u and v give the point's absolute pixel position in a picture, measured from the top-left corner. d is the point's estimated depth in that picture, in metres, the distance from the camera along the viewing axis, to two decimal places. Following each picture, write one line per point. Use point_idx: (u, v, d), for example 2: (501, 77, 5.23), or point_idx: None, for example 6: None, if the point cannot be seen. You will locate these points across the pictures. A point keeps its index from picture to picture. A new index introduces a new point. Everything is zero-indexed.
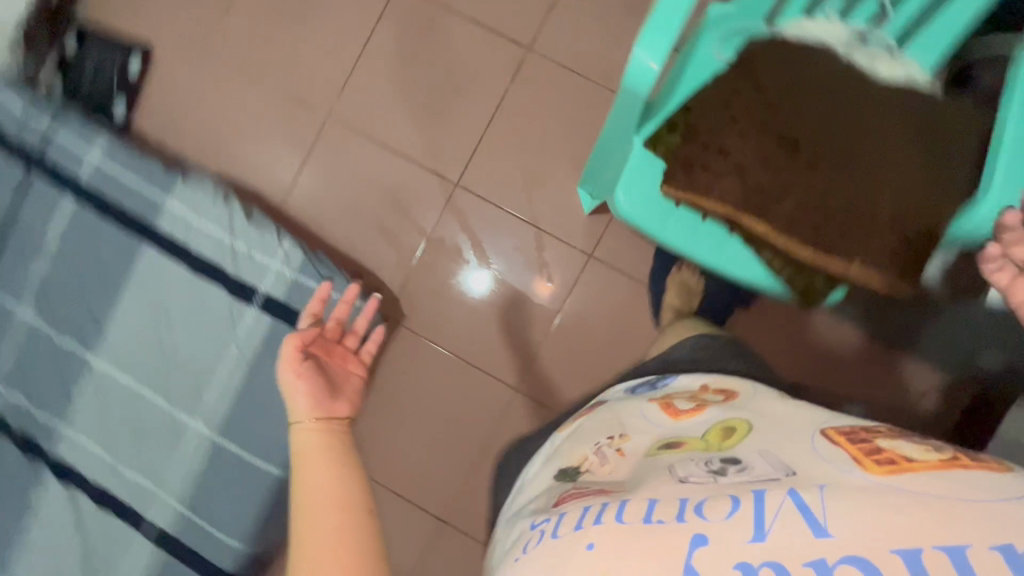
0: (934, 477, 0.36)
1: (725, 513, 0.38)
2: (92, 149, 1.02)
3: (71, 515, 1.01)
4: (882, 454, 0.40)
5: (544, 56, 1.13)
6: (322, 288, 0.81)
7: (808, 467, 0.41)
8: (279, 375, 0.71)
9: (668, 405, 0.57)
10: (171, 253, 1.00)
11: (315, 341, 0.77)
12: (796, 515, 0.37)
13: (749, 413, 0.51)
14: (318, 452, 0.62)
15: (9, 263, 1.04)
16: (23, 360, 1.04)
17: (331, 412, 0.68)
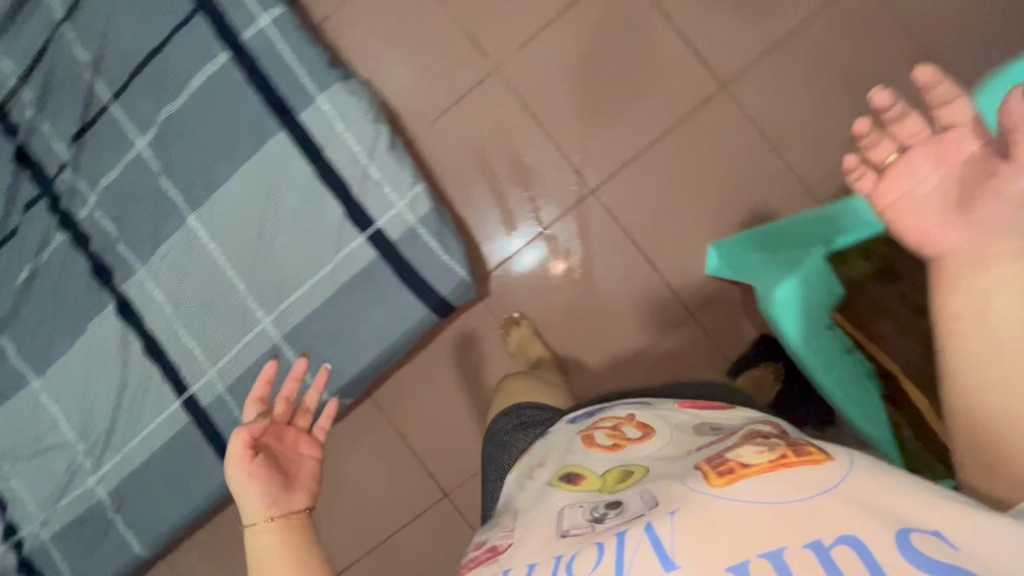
0: (767, 484, 0.43)
1: (592, 562, 0.43)
2: (266, 12, 0.96)
3: (118, 353, 1.02)
4: (726, 465, 0.47)
5: (734, 100, 1.06)
6: (271, 367, 0.71)
7: (667, 495, 0.46)
8: (229, 473, 0.65)
9: (588, 437, 0.61)
10: (302, 149, 0.95)
11: (266, 431, 0.69)
12: (649, 548, 0.42)
13: (656, 459, 0.54)
14: (276, 549, 0.61)
15: (137, 85, 0.99)
16: (118, 186, 1.01)
17: (288, 507, 0.65)
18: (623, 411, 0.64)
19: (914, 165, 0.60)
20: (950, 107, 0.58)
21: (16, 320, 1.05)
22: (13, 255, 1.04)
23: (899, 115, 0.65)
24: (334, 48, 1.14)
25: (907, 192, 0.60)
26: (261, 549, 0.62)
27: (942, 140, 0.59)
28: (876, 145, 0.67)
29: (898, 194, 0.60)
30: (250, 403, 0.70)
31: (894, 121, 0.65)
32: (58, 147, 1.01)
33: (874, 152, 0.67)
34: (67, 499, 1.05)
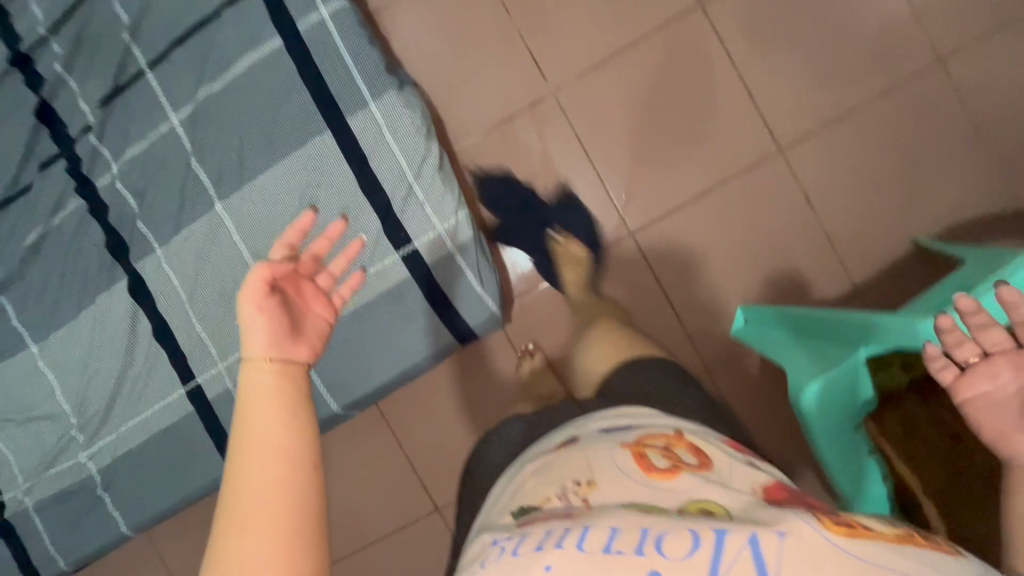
0: (895, 552, 0.38)
1: (684, 551, 0.38)
2: (325, 3, 0.90)
3: (126, 332, 0.99)
4: (844, 521, 0.41)
5: (788, 166, 1.05)
6: (307, 218, 0.57)
7: (772, 517, 0.41)
8: (237, 305, 0.51)
9: (641, 455, 0.51)
10: (346, 154, 0.91)
11: (286, 277, 0.55)
12: (751, 562, 0.37)
13: (725, 492, 0.46)
14: (271, 397, 0.48)
15: (177, 57, 0.93)
16: (145, 159, 0.96)
17: (290, 353, 0.51)
18: (668, 425, 0.56)
19: (994, 370, 0.57)
20: (992, 334, 0.59)
21: (20, 281, 1.00)
22: (24, 214, 0.99)
23: (987, 325, 0.59)
24: (387, 43, 1.09)
25: (984, 392, 0.57)
26: (256, 392, 0.48)
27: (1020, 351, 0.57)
28: (960, 342, 0.61)
29: (971, 396, 0.58)
30: (278, 246, 0.56)
31: (978, 329, 0.60)
32: (83, 108, 0.95)
33: (957, 349, 0.61)
34: (55, 470, 1.02)
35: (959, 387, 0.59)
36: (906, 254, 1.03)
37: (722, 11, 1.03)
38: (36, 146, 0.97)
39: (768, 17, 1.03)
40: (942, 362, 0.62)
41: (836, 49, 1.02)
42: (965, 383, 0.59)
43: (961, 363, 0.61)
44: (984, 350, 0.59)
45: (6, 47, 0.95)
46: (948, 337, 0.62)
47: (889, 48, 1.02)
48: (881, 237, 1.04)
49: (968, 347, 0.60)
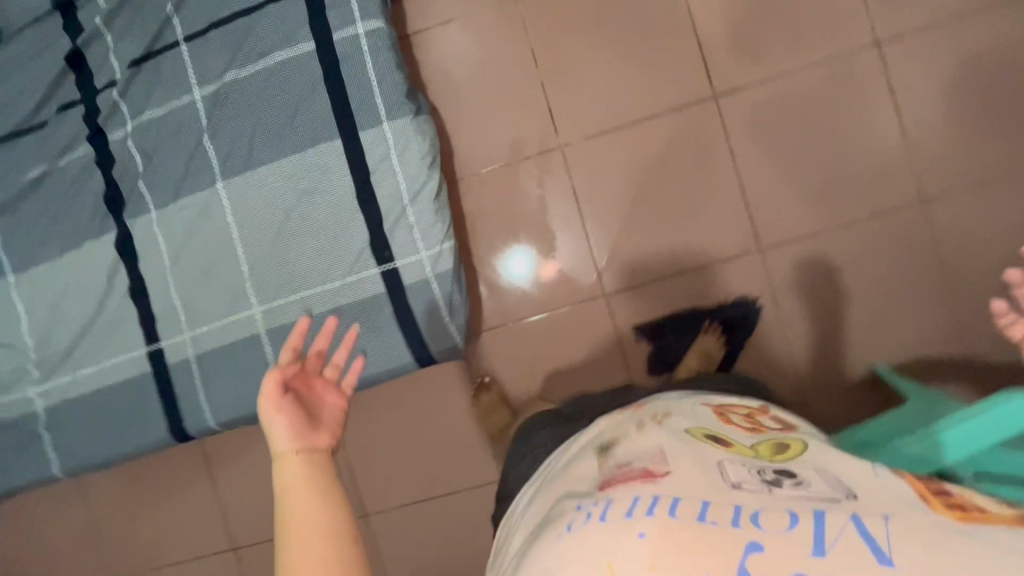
0: (1000, 525, 0.41)
1: (784, 525, 0.40)
2: (364, 20, 0.94)
3: (104, 282, 1.01)
4: (943, 500, 0.45)
5: (765, 266, 1.10)
6: (304, 321, 0.67)
7: (872, 500, 0.44)
8: (259, 412, 0.63)
9: (723, 414, 0.62)
10: (351, 165, 0.95)
11: (296, 374, 0.67)
12: (858, 538, 0.39)
13: (815, 448, 0.53)
14: (303, 488, 0.58)
15: (213, 38, 0.97)
16: (160, 125, 0.99)
17: (312, 442, 0.62)
18: (749, 400, 0.67)
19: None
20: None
21: (13, 211, 1.03)
22: (31, 149, 1.01)
23: None
24: (416, 65, 1.13)
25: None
26: (289, 484, 0.59)
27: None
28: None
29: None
30: (284, 350, 0.67)
31: None
32: (113, 63, 0.99)
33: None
34: (3, 398, 1.04)
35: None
36: (856, 374, 1.09)
37: (735, 108, 1.09)
38: (60, 88, 1.01)
39: (775, 123, 1.08)
40: (1010, 318, 0.67)
41: (832, 168, 1.08)
42: None
43: None
44: None
45: None
46: (1022, 288, 0.67)
47: (880, 179, 1.08)
48: (837, 353, 1.09)
49: None
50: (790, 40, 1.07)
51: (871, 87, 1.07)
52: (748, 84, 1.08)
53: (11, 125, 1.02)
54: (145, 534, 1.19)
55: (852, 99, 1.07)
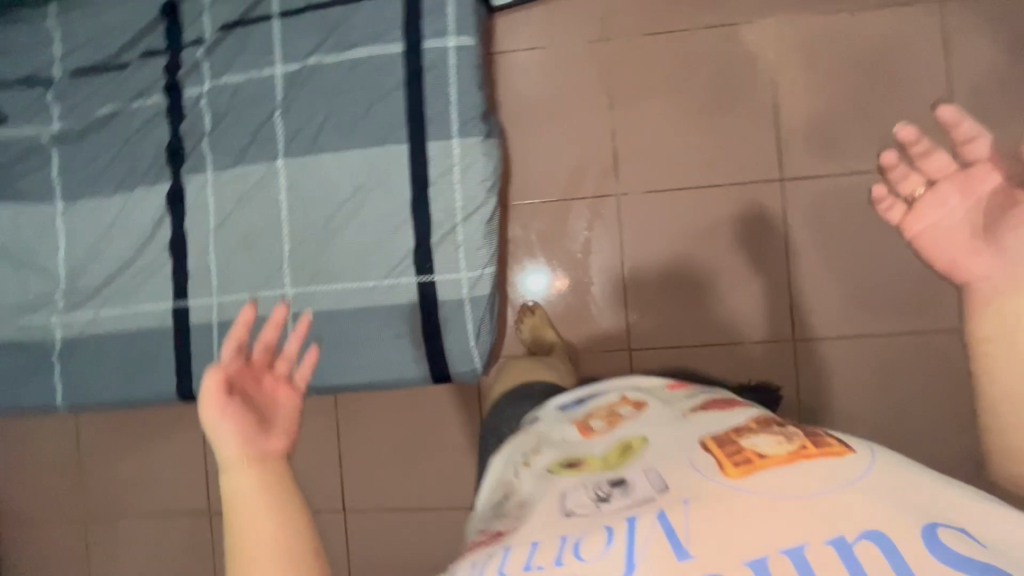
0: (786, 474, 0.39)
1: (598, 548, 0.38)
2: (456, 34, 0.94)
3: (147, 230, 1.02)
4: (740, 452, 0.42)
5: (793, 357, 1.08)
6: (249, 312, 0.57)
7: (680, 483, 0.41)
8: (200, 420, 0.55)
9: (583, 426, 0.54)
10: (413, 172, 0.95)
11: (241, 371, 0.58)
12: (663, 538, 0.37)
13: (649, 427, 0.49)
14: (257, 505, 0.52)
15: (306, 18, 0.98)
16: (235, 91, 1.00)
17: (262, 451, 0.55)
18: (615, 392, 0.59)
19: (942, 196, 0.53)
20: (935, 161, 0.55)
21: (76, 142, 1.04)
22: (108, 88, 1.03)
23: (928, 152, 0.55)
24: (495, 83, 1.14)
25: (932, 220, 0.53)
26: (240, 504, 0.52)
27: (966, 175, 0.53)
28: (902, 176, 0.56)
29: (926, 224, 0.53)
30: (227, 343, 0.58)
31: (922, 156, 0.55)
32: (205, 23, 1.00)
33: (900, 184, 0.56)
34: (25, 320, 1.05)
35: (908, 223, 0.54)
36: None
37: (797, 194, 1.08)
38: (150, 34, 1.02)
39: (833, 218, 1.07)
40: (887, 201, 0.56)
41: (881, 274, 1.06)
42: (919, 216, 0.54)
43: (908, 198, 0.56)
44: (928, 178, 0.55)
45: None
46: (894, 173, 0.57)
47: (925, 296, 1.06)
48: None
49: (911, 179, 0.56)
50: (867, 140, 1.06)
51: None
52: (817, 174, 1.07)
53: (94, 59, 1.03)
54: (129, 476, 1.20)
55: None
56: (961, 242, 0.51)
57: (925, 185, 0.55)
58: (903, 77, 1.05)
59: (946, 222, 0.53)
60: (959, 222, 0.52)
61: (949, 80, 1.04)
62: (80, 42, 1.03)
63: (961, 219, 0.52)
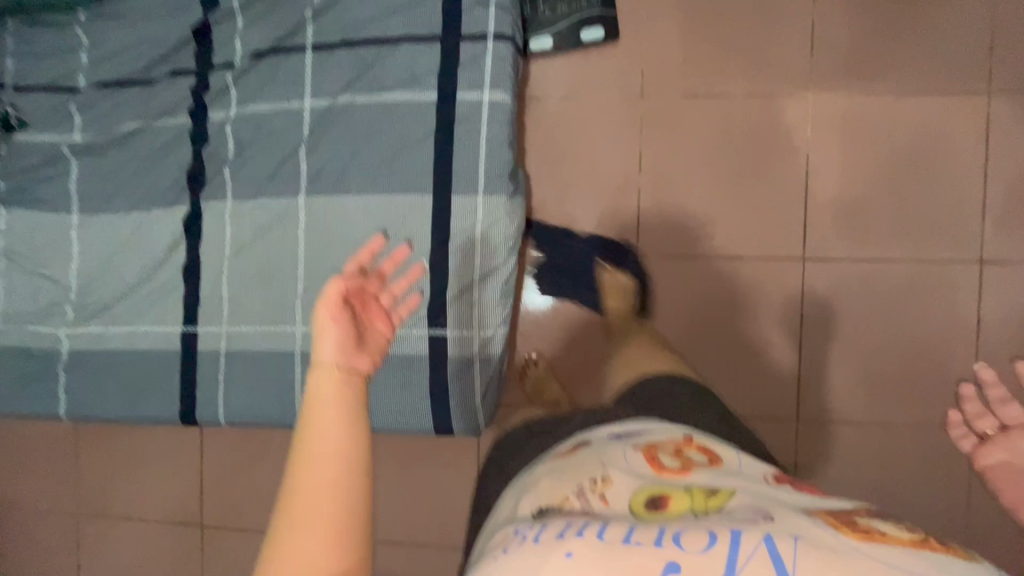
0: (906, 554, 0.38)
1: (702, 545, 0.38)
2: (492, 89, 0.92)
3: (162, 250, 1.02)
4: (856, 524, 0.42)
5: (793, 437, 1.09)
6: (377, 241, 0.60)
7: (790, 521, 0.41)
8: (313, 316, 0.56)
9: (652, 456, 0.52)
10: (433, 224, 0.94)
11: (355, 288, 0.59)
12: (768, 560, 0.37)
13: (738, 479, 0.49)
14: (332, 402, 0.51)
15: (339, 54, 0.95)
16: (262, 121, 0.98)
17: (353, 362, 0.54)
18: (674, 431, 0.57)
19: (1008, 440, 0.58)
20: (1009, 409, 0.62)
21: (96, 154, 1.03)
22: (132, 102, 1.01)
23: (1003, 399, 0.62)
24: (524, 129, 1.12)
25: (996, 459, 0.57)
26: (316, 394, 0.52)
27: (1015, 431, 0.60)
28: (977, 413, 0.64)
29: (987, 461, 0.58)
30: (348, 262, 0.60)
31: (998, 402, 0.63)
32: (236, 47, 0.98)
33: (976, 419, 0.64)
34: (32, 327, 1.05)
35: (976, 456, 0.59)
36: None
37: (818, 275, 1.07)
38: (179, 52, 1.00)
39: (850, 304, 1.06)
40: (963, 432, 0.65)
41: (892, 364, 1.06)
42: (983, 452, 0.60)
43: (980, 433, 0.63)
44: (1001, 422, 0.62)
45: None
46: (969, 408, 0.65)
47: (934, 393, 1.05)
48: None
49: (986, 419, 0.63)
50: (895, 228, 1.04)
51: (960, 300, 1.04)
52: (840, 257, 1.06)
53: (120, 73, 1.01)
54: (125, 482, 1.21)
55: (937, 305, 1.04)
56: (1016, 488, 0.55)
57: (996, 427, 0.62)
58: (940, 170, 1.03)
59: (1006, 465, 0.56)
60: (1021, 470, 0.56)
61: (986, 179, 1.02)
62: (108, 53, 1.01)
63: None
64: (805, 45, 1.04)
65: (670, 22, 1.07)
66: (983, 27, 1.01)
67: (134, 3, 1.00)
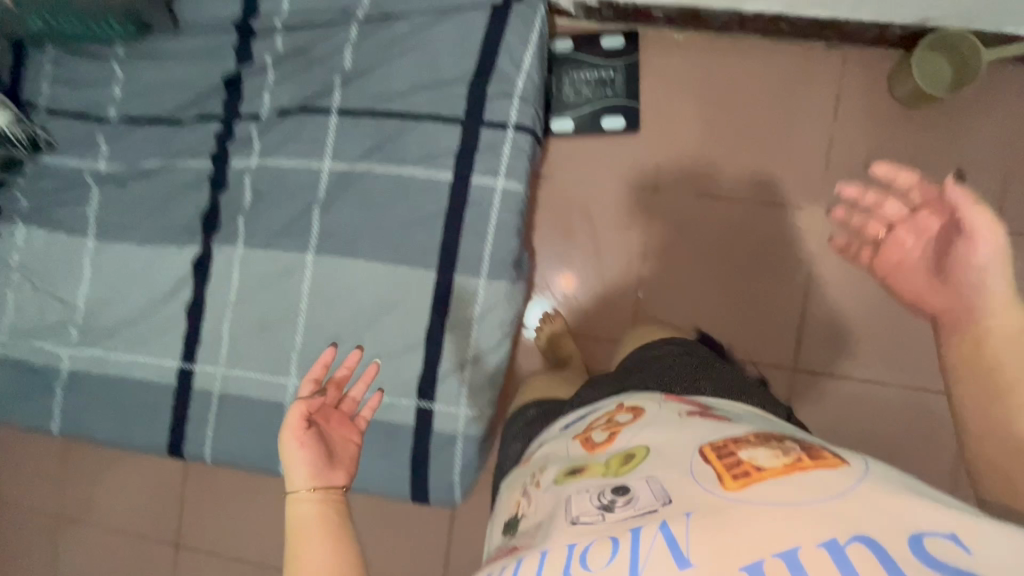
0: (780, 485, 0.44)
1: (606, 557, 0.43)
2: (506, 178, 0.94)
3: (169, 286, 1.04)
4: (740, 464, 0.47)
5: None
6: (330, 354, 0.67)
7: (683, 495, 0.46)
8: (280, 442, 0.63)
9: (586, 438, 0.58)
10: (432, 300, 0.96)
11: (318, 409, 0.66)
12: (666, 548, 0.42)
13: (648, 433, 0.54)
14: (313, 528, 0.59)
15: (362, 123, 0.98)
16: (281, 175, 1.01)
17: (329, 480, 0.63)
18: (611, 403, 0.63)
19: (901, 239, 0.64)
20: (889, 207, 0.65)
21: (116, 185, 1.05)
22: (158, 140, 1.04)
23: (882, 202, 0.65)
24: (535, 205, 1.13)
25: (898, 259, 0.64)
26: (298, 520, 0.60)
27: (914, 220, 0.63)
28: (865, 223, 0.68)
29: (888, 267, 0.65)
30: (305, 382, 0.67)
31: (878, 205, 0.65)
32: (264, 100, 1.00)
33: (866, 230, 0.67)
34: (35, 343, 1.08)
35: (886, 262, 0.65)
36: None
37: (806, 388, 1.07)
38: (209, 99, 1.03)
39: (836, 422, 1.06)
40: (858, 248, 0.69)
41: None
42: (885, 257, 0.65)
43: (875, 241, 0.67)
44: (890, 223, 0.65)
45: (242, 12, 1.00)
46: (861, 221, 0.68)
47: None
48: None
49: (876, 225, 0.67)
50: (886, 353, 1.06)
51: (943, 435, 1.04)
52: (830, 372, 1.07)
53: (150, 111, 1.04)
54: (108, 492, 1.25)
55: (922, 432, 1.05)
56: (919, 275, 0.62)
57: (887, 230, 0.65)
58: None
59: (905, 263, 0.64)
60: (909, 264, 0.63)
61: None
62: (140, 91, 1.04)
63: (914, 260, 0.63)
64: (819, 160, 1.07)
65: (688, 120, 1.09)
66: (997, 168, 1.02)
67: (172, 45, 1.02)
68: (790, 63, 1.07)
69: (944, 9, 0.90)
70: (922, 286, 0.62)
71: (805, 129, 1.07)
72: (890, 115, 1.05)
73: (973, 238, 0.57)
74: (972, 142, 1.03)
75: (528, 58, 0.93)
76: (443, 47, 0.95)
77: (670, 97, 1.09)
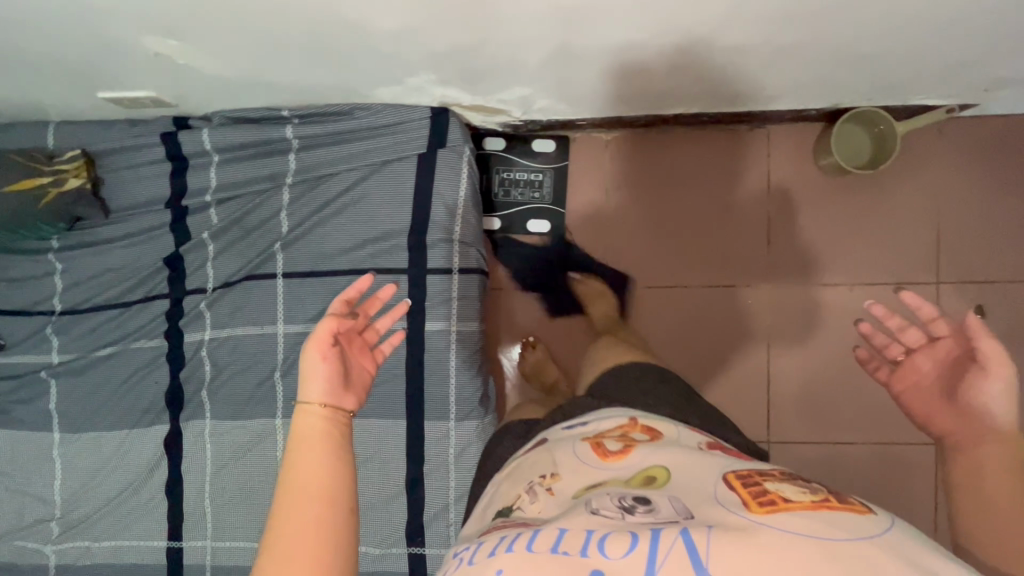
0: (808, 522, 0.40)
1: (624, 548, 0.39)
2: (459, 321, 0.97)
3: (143, 468, 1.03)
4: (766, 495, 0.44)
5: None
6: (364, 283, 0.60)
7: (706, 513, 0.43)
8: (301, 354, 0.57)
9: (598, 445, 0.54)
10: (407, 447, 0.96)
11: (345, 331, 0.60)
12: (684, 553, 0.38)
13: (672, 452, 0.51)
14: (317, 442, 0.53)
15: (309, 284, 0.98)
16: (236, 344, 1.00)
17: (341, 403, 0.57)
18: (621, 415, 0.60)
19: (917, 364, 0.64)
20: (909, 334, 0.65)
21: (74, 376, 1.04)
22: (111, 324, 1.03)
23: (905, 326, 0.66)
24: (494, 318, 1.14)
25: (913, 382, 0.64)
26: (301, 431, 0.54)
27: (934, 347, 0.63)
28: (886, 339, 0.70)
29: (905, 386, 0.65)
30: (335, 301, 0.61)
31: (898, 329, 0.66)
32: (208, 273, 1.01)
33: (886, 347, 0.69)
34: (19, 543, 1.07)
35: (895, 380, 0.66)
36: None
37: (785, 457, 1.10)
38: (153, 278, 1.02)
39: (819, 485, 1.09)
40: (876, 360, 0.71)
41: None
42: (897, 377, 0.66)
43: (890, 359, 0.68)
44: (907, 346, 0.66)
45: (172, 191, 1.00)
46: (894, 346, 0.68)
47: None
48: None
49: (893, 345, 0.68)
50: (855, 414, 1.09)
51: (922, 489, 1.07)
52: (812, 439, 1.09)
53: (97, 298, 1.04)
54: None
55: (906, 486, 1.07)
56: (934, 407, 0.61)
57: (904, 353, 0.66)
58: None
59: (922, 383, 0.63)
60: (929, 393, 0.62)
61: None
62: (84, 277, 1.03)
63: (931, 387, 0.63)
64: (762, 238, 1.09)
65: (632, 215, 1.11)
66: (928, 223, 1.06)
67: (107, 231, 1.02)
68: (716, 150, 1.10)
69: (850, 97, 0.93)
70: (932, 406, 0.62)
71: (744, 212, 1.10)
72: (819, 186, 1.08)
73: (986, 371, 0.56)
74: (903, 203, 1.07)
75: (461, 202, 0.96)
76: (377, 198, 0.96)
77: (611, 195, 1.12)
